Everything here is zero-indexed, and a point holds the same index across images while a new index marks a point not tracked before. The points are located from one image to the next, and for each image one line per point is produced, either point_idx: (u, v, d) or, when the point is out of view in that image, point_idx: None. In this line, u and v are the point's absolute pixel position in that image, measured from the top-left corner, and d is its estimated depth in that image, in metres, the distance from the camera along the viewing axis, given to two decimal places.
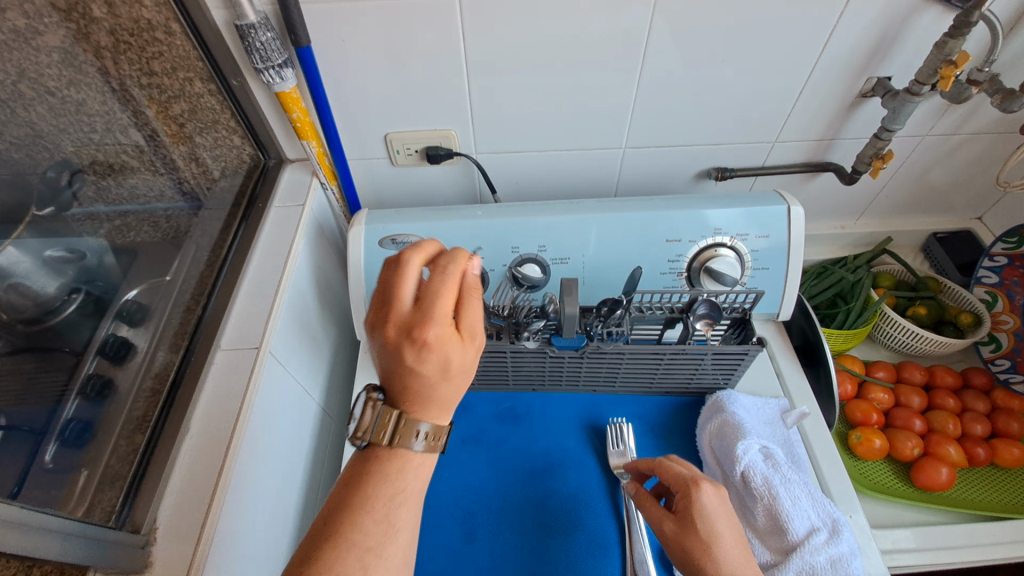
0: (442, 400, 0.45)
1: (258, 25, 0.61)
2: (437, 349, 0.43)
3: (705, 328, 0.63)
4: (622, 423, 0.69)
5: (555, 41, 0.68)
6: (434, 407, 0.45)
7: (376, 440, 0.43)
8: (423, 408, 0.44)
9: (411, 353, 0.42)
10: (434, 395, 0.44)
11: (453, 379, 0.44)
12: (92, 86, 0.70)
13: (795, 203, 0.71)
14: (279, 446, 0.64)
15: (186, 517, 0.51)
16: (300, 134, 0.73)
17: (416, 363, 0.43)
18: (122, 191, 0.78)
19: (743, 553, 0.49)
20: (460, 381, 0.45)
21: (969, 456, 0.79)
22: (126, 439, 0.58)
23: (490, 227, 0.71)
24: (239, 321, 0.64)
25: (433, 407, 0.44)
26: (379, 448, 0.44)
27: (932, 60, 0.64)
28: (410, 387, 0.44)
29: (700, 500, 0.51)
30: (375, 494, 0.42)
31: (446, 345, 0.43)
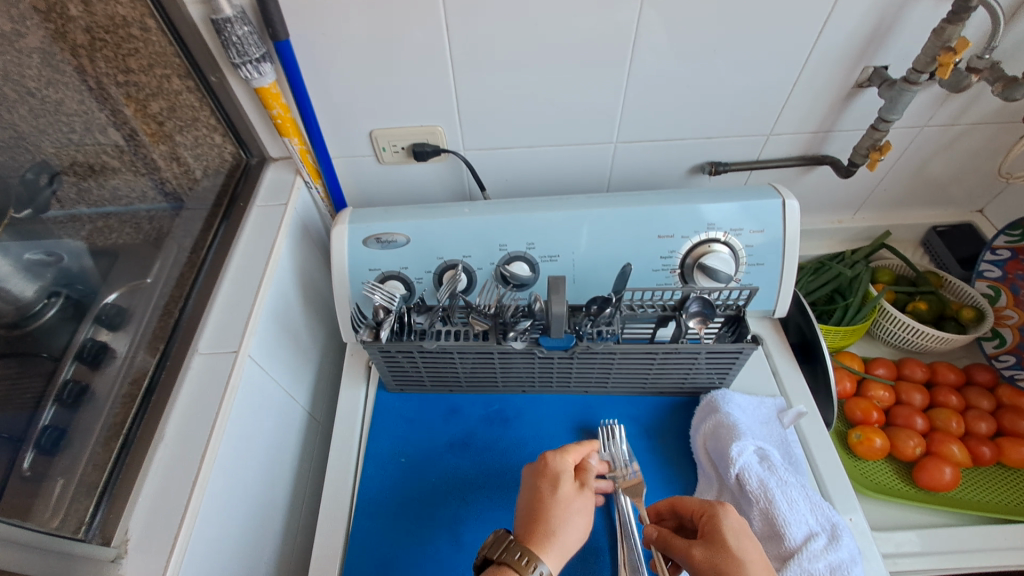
0: (562, 545, 0.49)
1: (234, 19, 0.60)
2: (566, 486, 0.53)
3: (698, 326, 0.61)
4: (614, 425, 0.67)
5: (541, 34, 0.66)
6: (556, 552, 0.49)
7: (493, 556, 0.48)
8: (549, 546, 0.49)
9: (548, 484, 0.53)
10: (555, 534, 0.50)
11: (570, 513, 0.51)
12: (70, 85, 0.68)
13: (790, 197, 0.69)
14: (260, 452, 0.62)
15: (158, 528, 0.49)
16: (281, 131, 0.72)
17: (547, 490, 0.53)
18: (104, 193, 0.75)
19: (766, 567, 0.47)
20: (576, 526, 0.51)
21: (973, 455, 0.77)
22: (101, 446, 0.57)
23: (477, 225, 0.69)
24: (218, 324, 0.62)
25: (550, 542, 0.49)
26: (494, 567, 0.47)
27: (931, 48, 0.62)
28: (540, 510, 0.51)
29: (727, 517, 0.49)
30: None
31: (569, 482, 0.54)
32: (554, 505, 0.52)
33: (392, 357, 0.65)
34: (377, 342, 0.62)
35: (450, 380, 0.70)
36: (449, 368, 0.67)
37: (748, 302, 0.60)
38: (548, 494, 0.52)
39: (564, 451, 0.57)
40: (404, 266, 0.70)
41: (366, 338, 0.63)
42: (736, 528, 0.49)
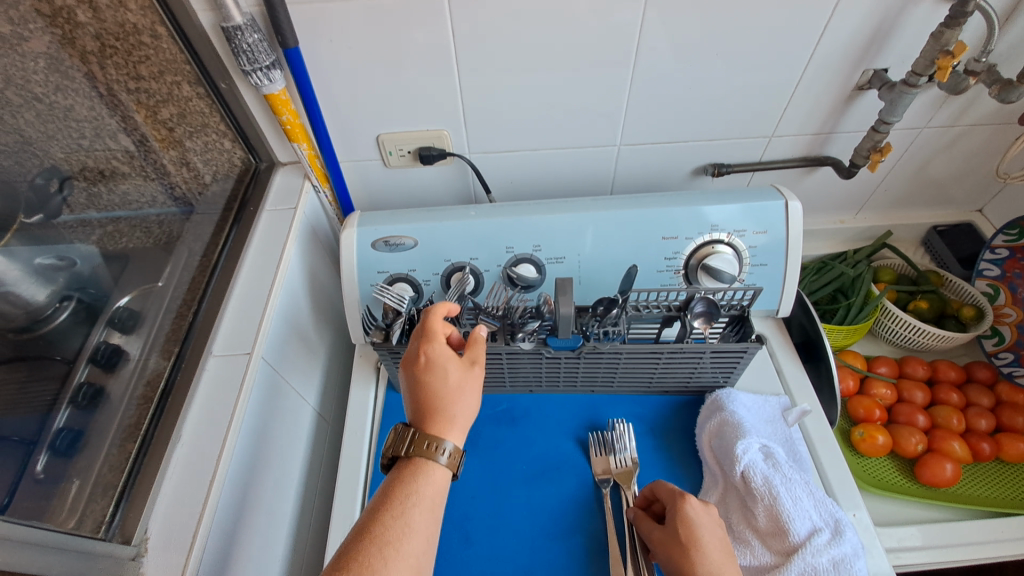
0: (459, 419, 0.49)
1: (244, 27, 0.61)
2: (448, 370, 0.50)
3: (703, 326, 0.62)
4: (621, 424, 0.68)
5: (546, 39, 0.67)
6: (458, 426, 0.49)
7: (399, 454, 0.47)
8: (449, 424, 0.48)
9: (428, 375, 0.50)
10: (449, 416, 0.49)
11: (463, 392, 0.50)
12: (80, 92, 0.69)
13: (793, 198, 0.70)
14: (272, 452, 0.63)
15: (177, 527, 0.50)
16: (291, 136, 0.73)
17: (435, 380, 0.50)
18: (114, 198, 0.77)
19: (723, 560, 0.49)
20: (467, 398, 0.50)
21: (974, 452, 0.78)
22: (117, 448, 0.58)
23: (484, 228, 0.70)
24: (231, 327, 0.63)
25: (451, 423, 0.48)
26: (402, 464, 0.47)
27: (929, 51, 0.63)
28: (428, 401, 0.49)
29: (685, 511, 0.51)
30: (390, 499, 0.44)
31: (449, 363, 0.51)
32: (440, 391, 0.49)
33: (402, 359, 0.66)
34: (387, 343, 0.63)
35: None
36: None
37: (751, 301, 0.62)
38: (438, 381, 0.50)
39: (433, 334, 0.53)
40: (413, 269, 0.71)
41: (376, 340, 0.64)
42: (694, 520, 0.51)
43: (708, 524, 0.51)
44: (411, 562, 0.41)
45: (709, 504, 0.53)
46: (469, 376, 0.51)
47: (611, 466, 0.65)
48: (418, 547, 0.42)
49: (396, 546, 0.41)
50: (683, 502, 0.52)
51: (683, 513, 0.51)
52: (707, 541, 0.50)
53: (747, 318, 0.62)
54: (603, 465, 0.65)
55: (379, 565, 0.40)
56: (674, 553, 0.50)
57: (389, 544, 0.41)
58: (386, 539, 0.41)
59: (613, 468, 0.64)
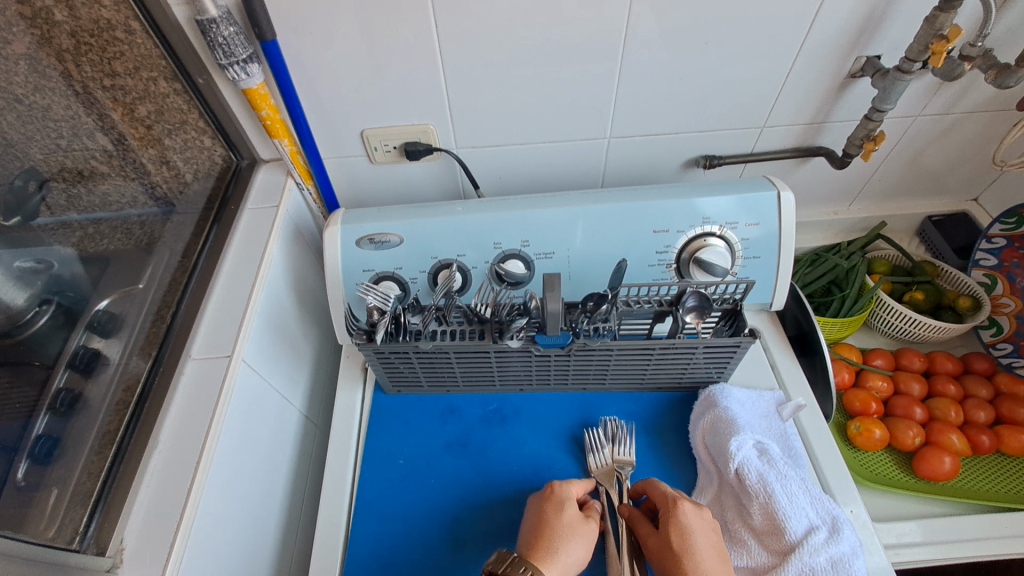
0: (570, 561, 0.52)
1: (219, 19, 0.59)
2: (570, 517, 0.55)
3: (695, 320, 0.61)
4: (613, 422, 0.67)
5: (532, 31, 0.65)
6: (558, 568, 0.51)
7: (493, 570, 0.49)
8: (553, 563, 0.51)
9: (549, 509, 0.56)
10: (559, 555, 0.52)
11: (573, 534, 0.54)
12: (57, 91, 0.67)
13: (785, 189, 0.68)
14: (256, 457, 0.62)
15: (154, 537, 0.49)
16: (271, 132, 0.71)
17: (552, 513, 0.55)
18: (93, 199, 0.74)
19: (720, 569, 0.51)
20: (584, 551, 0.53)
21: (973, 444, 0.77)
22: (95, 455, 0.56)
23: (471, 224, 0.69)
24: (210, 329, 0.62)
25: (550, 557, 0.51)
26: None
27: (924, 36, 0.62)
28: (540, 531, 0.54)
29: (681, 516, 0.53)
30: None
31: (571, 508, 0.56)
32: (555, 529, 0.54)
33: (388, 359, 0.65)
34: (372, 344, 0.61)
35: (447, 380, 0.69)
36: (445, 369, 0.66)
37: (744, 296, 0.60)
38: (552, 515, 0.55)
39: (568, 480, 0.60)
40: (399, 266, 0.70)
41: (359, 340, 0.62)
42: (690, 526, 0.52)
43: (701, 530, 0.53)
44: None
45: (701, 507, 0.55)
46: (585, 532, 0.54)
47: (597, 465, 0.63)
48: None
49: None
50: (678, 510, 0.53)
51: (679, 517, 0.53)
52: (702, 549, 0.51)
53: (739, 311, 0.60)
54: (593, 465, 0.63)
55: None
56: (670, 563, 0.51)
57: None
58: None
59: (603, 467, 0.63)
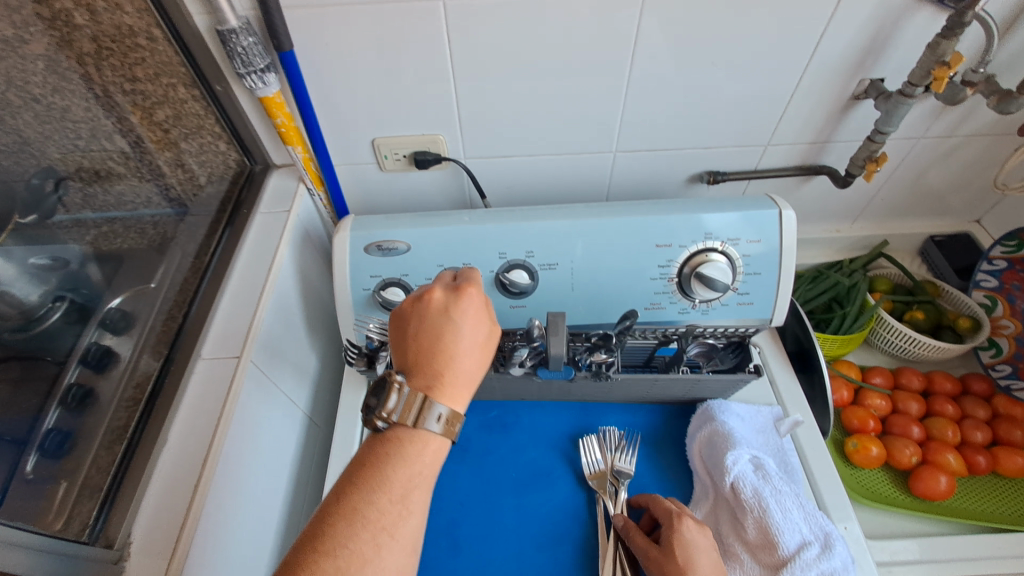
0: (468, 376, 0.49)
1: (239, 30, 0.61)
2: (471, 319, 0.50)
3: (695, 350, 0.64)
4: (612, 431, 0.67)
5: (542, 45, 0.67)
6: (454, 375, 0.48)
7: (401, 421, 0.44)
8: (447, 373, 0.48)
9: (451, 314, 0.50)
10: (454, 365, 0.48)
11: (469, 340, 0.50)
12: (76, 93, 0.68)
13: (787, 207, 0.69)
14: (261, 456, 0.63)
15: (161, 531, 0.50)
16: (285, 140, 0.73)
17: (446, 319, 0.50)
18: (109, 198, 0.76)
19: None
20: (480, 357, 0.50)
21: (969, 465, 0.77)
22: (105, 450, 0.58)
23: (477, 233, 0.70)
24: (220, 330, 0.63)
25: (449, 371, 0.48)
26: (401, 430, 0.45)
27: (925, 61, 0.63)
28: (433, 362, 0.48)
29: (681, 532, 0.53)
30: (389, 481, 0.42)
31: (473, 315, 0.51)
32: (453, 337, 0.49)
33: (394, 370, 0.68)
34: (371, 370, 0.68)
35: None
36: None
37: None
38: (451, 319, 0.50)
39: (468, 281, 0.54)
40: (405, 273, 0.71)
41: (360, 366, 0.68)
42: (692, 543, 0.52)
43: (704, 547, 0.53)
44: (403, 544, 0.40)
45: (703, 524, 0.55)
46: (484, 333, 0.51)
47: (591, 474, 0.64)
48: (413, 529, 0.41)
49: (391, 533, 0.40)
50: (681, 524, 0.53)
51: (680, 533, 0.53)
52: (702, 565, 0.51)
53: None
54: (596, 471, 0.64)
55: (370, 551, 0.39)
56: None
57: (385, 531, 0.40)
58: (380, 525, 0.40)
59: (607, 471, 0.64)
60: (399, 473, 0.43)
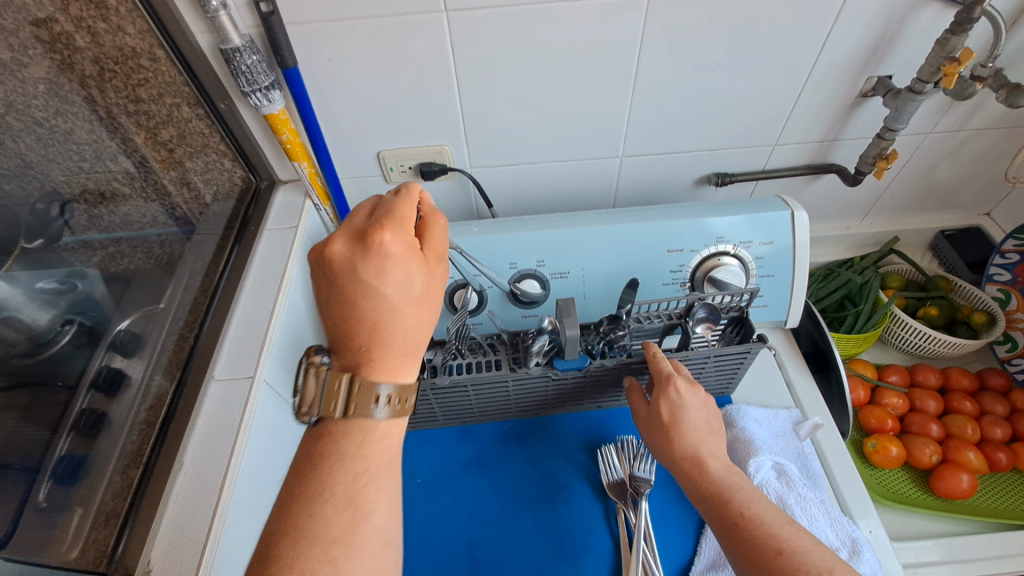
0: (400, 340, 0.47)
1: (243, 48, 0.60)
2: (389, 269, 0.46)
3: (705, 330, 0.62)
4: (631, 441, 0.66)
5: (548, 53, 0.67)
6: (387, 352, 0.47)
7: (327, 412, 0.46)
8: (377, 351, 0.47)
9: (365, 271, 0.46)
10: (388, 341, 0.47)
11: (395, 307, 0.46)
12: (80, 116, 0.68)
13: (799, 210, 0.69)
14: (276, 477, 0.62)
15: (180, 558, 0.49)
16: (291, 155, 0.71)
17: (365, 276, 0.46)
18: (115, 219, 0.77)
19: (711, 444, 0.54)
20: (409, 311, 0.47)
21: (990, 462, 0.77)
22: (120, 474, 0.57)
23: (487, 245, 0.69)
24: (232, 349, 0.62)
25: (380, 347, 0.47)
26: (334, 422, 0.46)
27: (935, 58, 0.63)
28: (358, 337, 0.47)
29: (671, 394, 0.55)
30: (330, 488, 0.43)
31: (393, 263, 0.46)
32: (370, 297, 0.46)
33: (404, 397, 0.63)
34: None
35: (464, 413, 0.68)
36: (462, 404, 0.65)
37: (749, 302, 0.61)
38: (370, 275, 0.46)
39: (386, 217, 0.48)
40: None
41: None
42: (685, 405, 0.55)
43: (694, 406, 0.55)
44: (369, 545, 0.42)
45: (694, 384, 0.56)
46: (410, 265, 0.48)
47: (608, 484, 0.63)
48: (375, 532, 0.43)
49: (345, 542, 0.41)
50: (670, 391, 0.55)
51: (668, 395, 0.55)
52: (690, 422, 0.54)
53: (746, 318, 0.61)
54: (615, 487, 0.63)
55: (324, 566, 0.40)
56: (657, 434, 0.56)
57: (336, 542, 0.41)
58: (330, 538, 0.41)
59: (626, 484, 0.63)
60: (342, 474, 0.44)
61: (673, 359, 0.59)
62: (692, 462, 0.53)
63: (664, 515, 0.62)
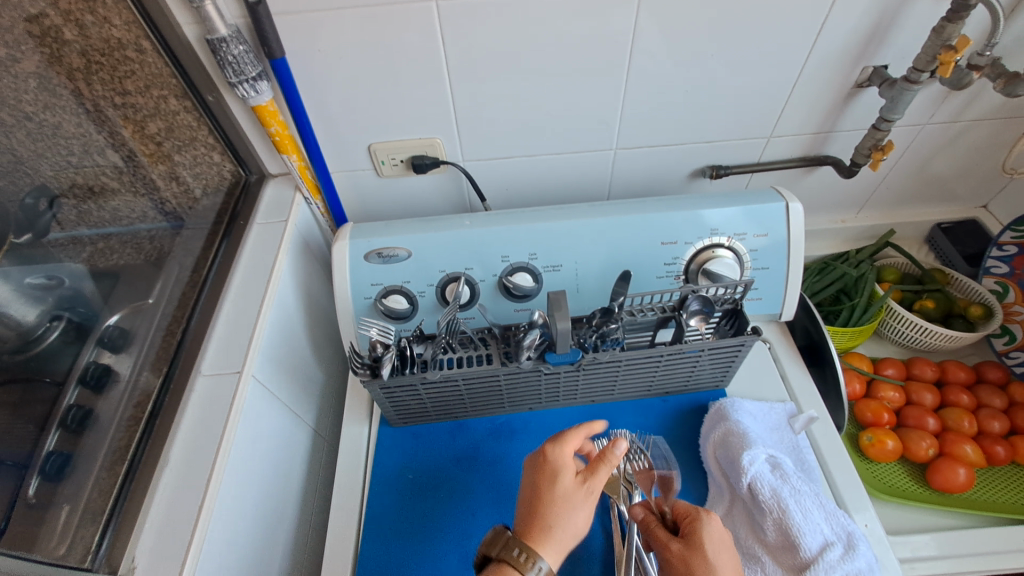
0: (564, 535, 0.47)
1: (229, 38, 0.60)
2: (580, 507, 0.48)
3: (699, 323, 0.61)
4: (625, 433, 0.65)
5: (540, 44, 0.66)
6: (557, 541, 0.46)
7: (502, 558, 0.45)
8: (550, 542, 0.46)
9: (563, 507, 0.48)
10: (553, 531, 0.46)
11: (568, 508, 0.48)
12: (67, 109, 0.68)
13: (793, 200, 0.68)
14: (265, 474, 0.61)
15: (165, 555, 0.48)
16: (280, 148, 0.71)
17: (544, 488, 0.49)
18: (104, 214, 0.76)
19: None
20: (580, 511, 0.48)
21: (988, 455, 0.76)
22: (106, 471, 0.56)
23: (478, 238, 0.68)
24: (220, 344, 0.62)
25: (546, 537, 0.46)
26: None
27: (932, 46, 0.62)
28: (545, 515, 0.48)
29: (707, 527, 0.49)
30: None
31: (573, 502, 0.48)
32: (547, 503, 0.48)
33: (394, 393, 0.62)
34: (378, 380, 0.58)
35: (456, 408, 0.67)
36: (454, 399, 0.64)
37: (744, 293, 0.60)
38: (549, 488, 0.49)
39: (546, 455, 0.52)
40: (407, 280, 0.69)
41: (363, 377, 0.58)
42: (714, 540, 0.49)
43: (723, 545, 0.49)
44: None
45: (721, 521, 0.51)
46: (581, 502, 0.48)
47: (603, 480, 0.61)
48: None
49: None
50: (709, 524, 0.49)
51: (704, 529, 0.49)
52: (723, 562, 0.47)
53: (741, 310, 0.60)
54: (611, 476, 0.61)
55: None
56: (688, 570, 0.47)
57: None
58: None
59: (620, 476, 0.61)
60: None
61: (706, 536, 0.49)
62: None
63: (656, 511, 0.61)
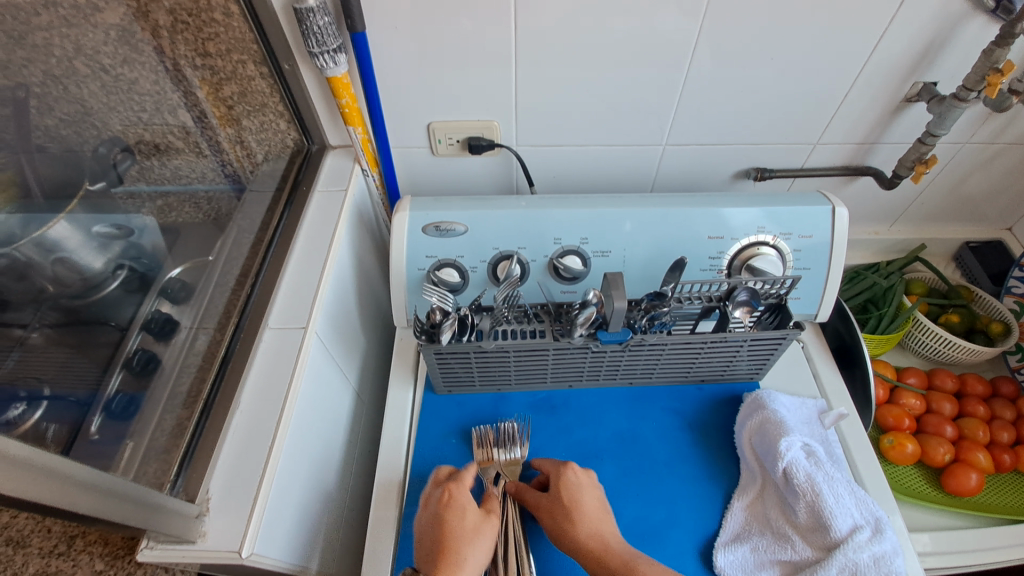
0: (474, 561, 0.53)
1: (316, 9, 0.62)
2: (476, 532, 0.55)
3: (743, 315, 0.64)
4: (510, 424, 0.67)
5: (605, 39, 0.69)
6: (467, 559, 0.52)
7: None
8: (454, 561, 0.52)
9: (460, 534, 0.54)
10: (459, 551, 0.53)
11: (470, 530, 0.55)
12: (146, 66, 0.72)
13: (839, 204, 0.71)
14: (320, 427, 0.64)
15: (239, 489, 0.51)
16: (348, 120, 0.74)
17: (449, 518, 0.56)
18: (165, 171, 0.79)
19: (602, 516, 0.57)
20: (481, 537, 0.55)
21: (997, 463, 0.79)
22: (173, 414, 0.58)
23: (533, 219, 0.71)
24: (286, 302, 0.65)
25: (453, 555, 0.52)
26: None
27: (980, 67, 0.65)
28: (448, 539, 0.54)
29: (568, 477, 0.59)
30: None
31: (472, 529, 0.55)
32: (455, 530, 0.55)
33: (446, 360, 0.64)
34: (433, 345, 0.61)
35: (500, 379, 0.70)
36: (501, 370, 0.67)
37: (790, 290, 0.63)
38: (449, 516, 0.56)
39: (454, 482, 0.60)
40: (460, 255, 0.72)
41: (422, 341, 0.61)
42: (578, 485, 0.59)
43: (587, 488, 0.59)
44: None
45: (586, 470, 0.61)
46: (486, 527, 0.56)
47: (477, 460, 0.65)
48: None
49: None
50: (568, 470, 0.59)
51: (567, 479, 0.59)
52: (587, 502, 0.57)
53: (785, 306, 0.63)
54: (484, 456, 0.65)
55: None
56: (561, 517, 0.56)
57: None
58: None
59: (493, 460, 0.65)
60: None
61: (567, 482, 0.58)
62: (600, 540, 0.55)
63: (687, 490, 0.64)
